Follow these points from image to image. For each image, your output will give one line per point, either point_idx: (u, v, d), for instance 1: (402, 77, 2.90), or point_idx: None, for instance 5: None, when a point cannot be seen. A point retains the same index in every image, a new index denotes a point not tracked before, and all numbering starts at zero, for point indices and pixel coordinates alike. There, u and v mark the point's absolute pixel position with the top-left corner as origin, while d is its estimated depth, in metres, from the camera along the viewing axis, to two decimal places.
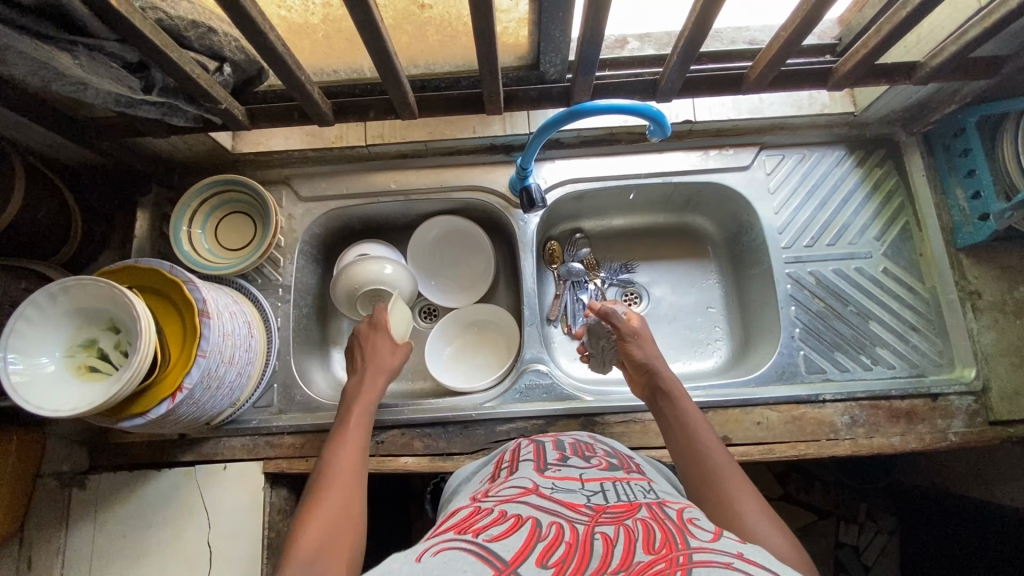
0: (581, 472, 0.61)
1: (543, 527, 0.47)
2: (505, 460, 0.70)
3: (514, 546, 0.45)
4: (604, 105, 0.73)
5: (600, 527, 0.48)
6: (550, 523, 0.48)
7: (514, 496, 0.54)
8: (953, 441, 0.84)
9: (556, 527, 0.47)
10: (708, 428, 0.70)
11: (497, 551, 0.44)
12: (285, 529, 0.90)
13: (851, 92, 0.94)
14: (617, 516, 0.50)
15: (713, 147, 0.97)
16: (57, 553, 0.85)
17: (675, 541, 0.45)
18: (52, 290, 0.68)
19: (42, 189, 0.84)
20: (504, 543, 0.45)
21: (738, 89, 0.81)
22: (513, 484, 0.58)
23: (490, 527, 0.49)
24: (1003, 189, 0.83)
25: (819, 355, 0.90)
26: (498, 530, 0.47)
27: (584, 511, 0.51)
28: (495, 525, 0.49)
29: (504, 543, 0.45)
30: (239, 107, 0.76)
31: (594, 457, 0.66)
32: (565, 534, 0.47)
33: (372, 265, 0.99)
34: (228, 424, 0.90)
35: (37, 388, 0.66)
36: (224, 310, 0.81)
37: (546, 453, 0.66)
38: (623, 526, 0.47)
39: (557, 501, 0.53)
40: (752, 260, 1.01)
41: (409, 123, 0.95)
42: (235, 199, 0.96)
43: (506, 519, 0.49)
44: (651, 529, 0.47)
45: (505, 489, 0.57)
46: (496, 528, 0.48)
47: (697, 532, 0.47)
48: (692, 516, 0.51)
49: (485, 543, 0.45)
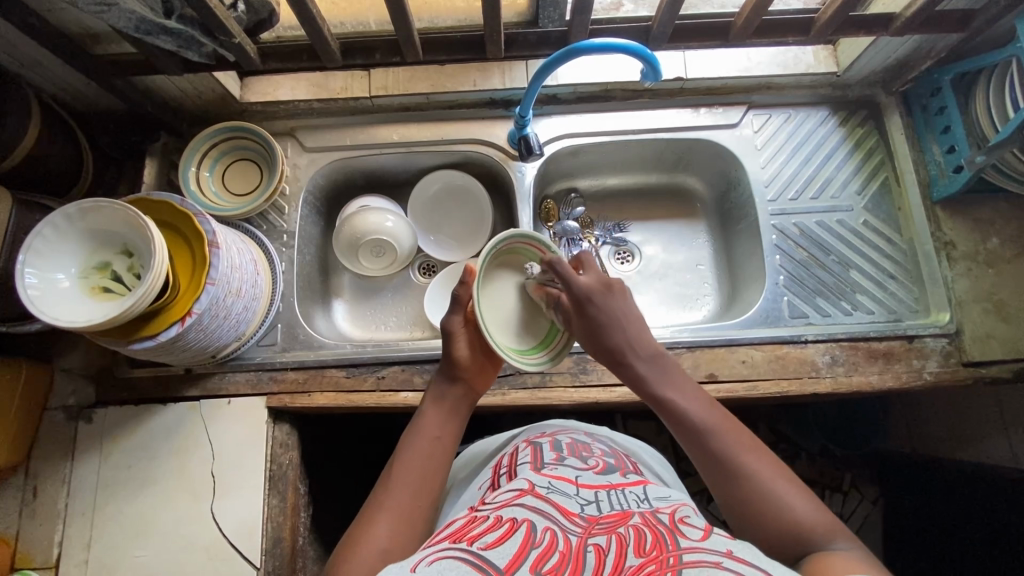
0: (576, 475, 0.60)
1: (538, 533, 0.48)
2: (502, 463, 0.68)
3: (508, 551, 0.46)
4: (600, 44, 0.77)
5: (592, 538, 0.48)
6: (544, 529, 0.49)
7: (509, 500, 0.54)
8: (928, 380, 0.88)
9: (550, 534, 0.48)
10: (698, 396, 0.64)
11: (491, 560, 0.45)
12: (288, 462, 0.91)
13: (835, 53, 0.99)
14: (610, 524, 0.50)
15: (702, 105, 1.01)
16: (63, 482, 0.88)
17: (665, 543, 0.46)
18: (70, 211, 0.71)
19: (54, 127, 0.86)
20: (500, 548, 0.46)
21: (726, 38, 0.86)
22: (510, 487, 0.57)
23: (487, 531, 0.49)
24: (975, 141, 0.88)
25: (802, 301, 0.95)
26: (493, 537, 0.48)
27: (578, 519, 0.51)
28: (492, 525, 0.50)
29: (500, 548, 0.46)
30: (251, 45, 0.81)
31: (591, 457, 0.65)
32: (559, 543, 0.47)
33: (375, 217, 1.04)
34: (232, 359, 0.93)
35: (52, 302, 0.70)
36: (232, 244, 0.84)
37: (542, 453, 0.65)
38: (615, 534, 0.48)
39: (551, 504, 0.53)
40: (739, 215, 1.05)
41: (412, 76, 0.99)
42: (244, 146, 0.99)
43: (501, 523, 0.50)
44: (642, 534, 0.48)
45: (502, 492, 0.57)
46: (491, 534, 0.49)
47: (687, 532, 0.49)
48: (682, 515, 0.53)
49: (481, 550, 0.46)
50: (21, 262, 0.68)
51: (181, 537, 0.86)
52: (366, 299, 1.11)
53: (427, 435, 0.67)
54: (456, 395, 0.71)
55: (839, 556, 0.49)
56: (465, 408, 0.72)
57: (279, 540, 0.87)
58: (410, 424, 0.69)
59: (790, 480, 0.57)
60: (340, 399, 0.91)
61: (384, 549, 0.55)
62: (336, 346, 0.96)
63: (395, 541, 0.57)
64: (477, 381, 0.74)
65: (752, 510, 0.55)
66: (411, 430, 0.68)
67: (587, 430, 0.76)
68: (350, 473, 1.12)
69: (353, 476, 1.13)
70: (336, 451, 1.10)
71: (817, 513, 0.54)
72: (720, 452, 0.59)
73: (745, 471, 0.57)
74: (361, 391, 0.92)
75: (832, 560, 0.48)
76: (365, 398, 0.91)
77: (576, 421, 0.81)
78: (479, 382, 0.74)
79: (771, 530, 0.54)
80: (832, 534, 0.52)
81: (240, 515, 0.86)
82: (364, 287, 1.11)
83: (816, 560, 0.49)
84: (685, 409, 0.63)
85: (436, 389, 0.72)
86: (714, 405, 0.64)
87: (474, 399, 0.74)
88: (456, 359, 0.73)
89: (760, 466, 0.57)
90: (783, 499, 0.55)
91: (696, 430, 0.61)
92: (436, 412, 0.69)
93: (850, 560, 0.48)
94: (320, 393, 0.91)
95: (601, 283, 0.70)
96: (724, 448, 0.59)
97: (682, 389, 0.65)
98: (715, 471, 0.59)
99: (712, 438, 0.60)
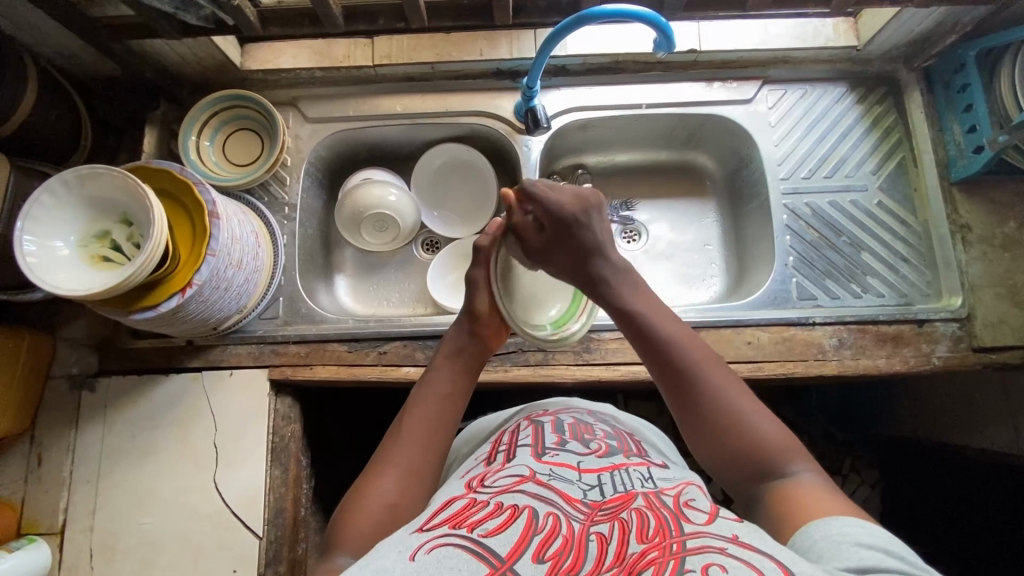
0: (579, 460, 0.59)
1: (540, 518, 0.48)
2: (502, 439, 0.67)
3: (509, 539, 0.46)
4: (613, 10, 0.74)
5: (595, 525, 0.48)
6: (546, 514, 0.49)
7: (509, 486, 0.54)
8: (937, 365, 0.87)
9: (552, 519, 0.48)
10: (666, 313, 0.65)
11: (492, 547, 0.45)
12: (290, 434, 0.92)
13: (855, 26, 0.95)
14: (613, 509, 0.50)
15: (716, 79, 0.98)
16: (67, 449, 0.89)
17: (669, 528, 0.46)
18: (68, 177, 0.70)
19: (51, 93, 0.85)
20: (501, 535, 0.46)
21: (742, 8, 0.84)
22: (509, 471, 0.57)
23: (487, 517, 0.49)
24: (998, 120, 0.85)
25: (811, 283, 0.93)
26: (493, 523, 0.48)
27: (581, 505, 0.51)
28: (492, 510, 0.50)
29: (501, 535, 0.46)
30: (251, 9, 0.79)
31: (594, 439, 0.64)
32: (562, 528, 0.47)
33: (378, 190, 1.02)
34: (234, 332, 0.92)
35: (49, 269, 0.69)
36: (233, 215, 0.82)
37: (544, 436, 0.64)
38: (619, 519, 0.48)
39: (554, 490, 0.53)
40: (750, 193, 1.03)
41: (417, 44, 0.96)
42: (244, 115, 0.97)
43: (502, 509, 0.50)
44: (645, 519, 0.48)
45: (501, 476, 0.56)
46: (492, 520, 0.49)
47: (691, 515, 0.49)
48: (687, 498, 0.52)
49: (481, 537, 0.46)
50: (19, 228, 0.67)
51: (184, 506, 0.86)
52: (369, 275, 1.10)
53: (436, 390, 0.66)
54: (471, 347, 0.70)
55: (801, 486, 0.54)
56: (478, 360, 0.70)
57: (281, 510, 0.87)
58: (422, 378, 0.68)
59: (751, 395, 0.60)
60: (343, 372, 0.90)
61: (391, 504, 0.57)
62: (339, 320, 0.95)
63: (401, 496, 0.58)
64: (491, 339, 0.71)
65: (716, 427, 0.58)
66: (420, 385, 0.67)
67: (591, 408, 0.75)
68: (352, 448, 1.13)
69: (356, 450, 1.14)
70: (338, 425, 1.10)
71: (777, 432, 0.58)
72: (683, 365, 0.61)
73: (709, 389, 0.59)
74: (363, 365, 0.91)
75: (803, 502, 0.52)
76: (367, 372, 0.91)
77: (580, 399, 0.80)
78: (495, 337, 0.72)
79: (733, 447, 0.57)
80: (794, 454, 0.56)
81: (241, 485, 0.87)
82: (367, 262, 1.10)
83: (781, 495, 0.54)
84: (651, 321, 0.64)
85: (450, 343, 0.70)
86: (681, 321, 0.65)
87: (487, 356, 0.72)
88: (477, 308, 0.70)
89: (719, 380, 0.60)
90: (746, 414, 0.58)
91: (661, 343, 0.62)
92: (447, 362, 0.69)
93: (812, 492, 0.53)
94: (322, 366, 0.91)
95: (577, 195, 0.68)
96: (687, 361, 0.61)
97: (650, 305, 0.65)
98: (675, 379, 0.61)
99: (680, 352, 0.61)
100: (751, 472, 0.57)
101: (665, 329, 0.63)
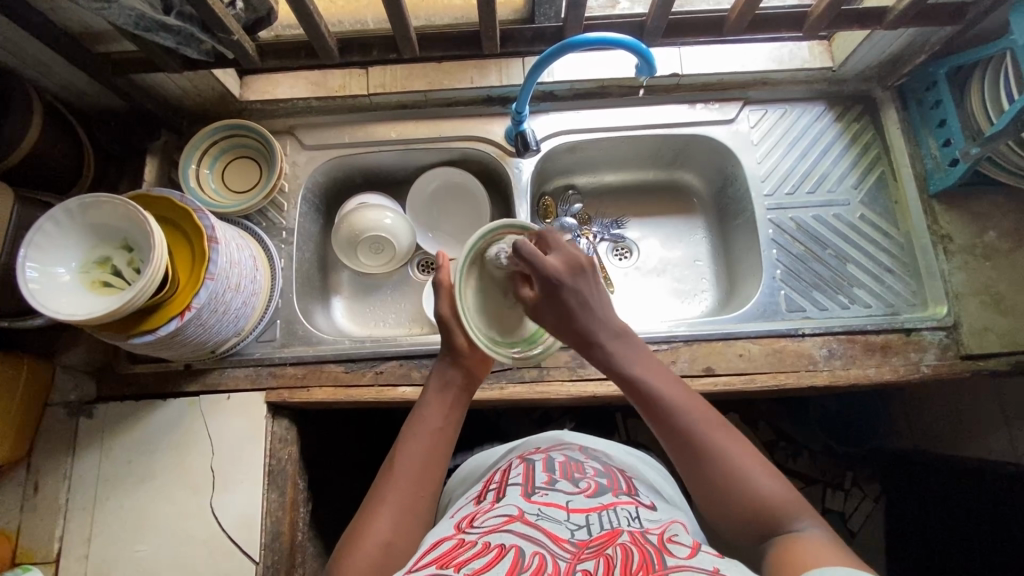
0: (568, 499, 0.59)
1: (526, 558, 0.49)
2: (494, 478, 0.67)
3: None
4: (594, 37, 0.78)
5: (581, 563, 0.48)
6: (533, 554, 0.50)
7: (498, 526, 0.54)
8: (926, 372, 0.88)
9: (538, 559, 0.49)
10: (661, 370, 0.64)
11: None
12: (287, 457, 0.92)
13: (829, 48, 0.99)
14: (599, 546, 0.51)
15: (699, 101, 1.02)
16: (64, 477, 0.89)
17: (652, 563, 0.47)
18: (70, 207, 0.72)
19: (56, 127, 0.87)
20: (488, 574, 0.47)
21: (719, 33, 0.89)
22: (498, 511, 0.57)
23: (474, 556, 0.50)
24: (971, 134, 0.88)
25: (799, 295, 0.95)
26: (480, 563, 0.49)
27: (568, 544, 0.52)
28: (479, 550, 0.51)
29: None
30: (250, 43, 0.83)
31: (583, 478, 0.64)
32: (547, 567, 0.48)
33: (373, 214, 1.05)
34: (231, 355, 0.93)
35: (52, 294, 0.70)
36: (231, 240, 0.84)
37: (534, 475, 0.64)
38: (603, 557, 0.49)
39: (540, 530, 0.53)
40: (736, 210, 1.05)
41: (410, 73, 1.00)
42: (244, 144, 1.00)
43: (489, 548, 0.50)
44: (630, 555, 0.49)
45: (490, 516, 0.57)
46: (478, 559, 0.49)
47: (674, 550, 0.50)
48: (670, 535, 0.53)
49: None
50: (23, 256, 0.69)
51: (180, 533, 0.86)
52: (366, 297, 1.11)
53: (428, 426, 0.67)
54: (458, 380, 0.71)
55: (803, 542, 0.50)
56: (467, 394, 0.72)
57: (277, 534, 0.87)
58: (411, 413, 0.69)
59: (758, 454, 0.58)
60: (339, 393, 0.91)
61: (385, 544, 0.57)
62: (336, 341, 0.96)
63: (397, 534, 0.58)
64: (476, 368, 0.73)
65: (716, 487, 0.56)
66: (412, 419, 0.68)
67: (582, 445, 0.76)
68: (350, 471, 1.13)
69: (352, 474, 1.14)
70: (336, 448, 1.10)
71: (782, 490, 0.55)
72: (686, 429, 0.59)
73: (711, 448, 0.58)
74: (360, 385, 0.92)
75: (805, 551, 0.49)
76: (364, 393, 0.91)
77: (575, 435, 0.81)
78: (480, 367, 0.73)
79: (735, 511, 0.55)
80: (798, 510, 0.54)
81: (238, 508, 0.87)
82: (363, 285, 1.12)
83: (784, 547, 0.51)
84: (651, 385, 0.62)
85: (437, 377, 0.71)
86: (689, 389, 0.62)
87: (475, 386, 0.73)
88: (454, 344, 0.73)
89: (722, 441, 0.58)
90: (751, 476, 0.56)
91: (665, 413, 0.60)
92: (430, 399, 0.70)
93: (814, 545, 0.50)
94: (319, 388, 0.92)
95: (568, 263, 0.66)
96: (688, 426, 0.59)
97: (647, 367, 0.64)
98: (678, 440, 0.59)
99: (681, 416, 0.60)
100: (756, 534, 0.55)
101: (662, 391, 0.62)
